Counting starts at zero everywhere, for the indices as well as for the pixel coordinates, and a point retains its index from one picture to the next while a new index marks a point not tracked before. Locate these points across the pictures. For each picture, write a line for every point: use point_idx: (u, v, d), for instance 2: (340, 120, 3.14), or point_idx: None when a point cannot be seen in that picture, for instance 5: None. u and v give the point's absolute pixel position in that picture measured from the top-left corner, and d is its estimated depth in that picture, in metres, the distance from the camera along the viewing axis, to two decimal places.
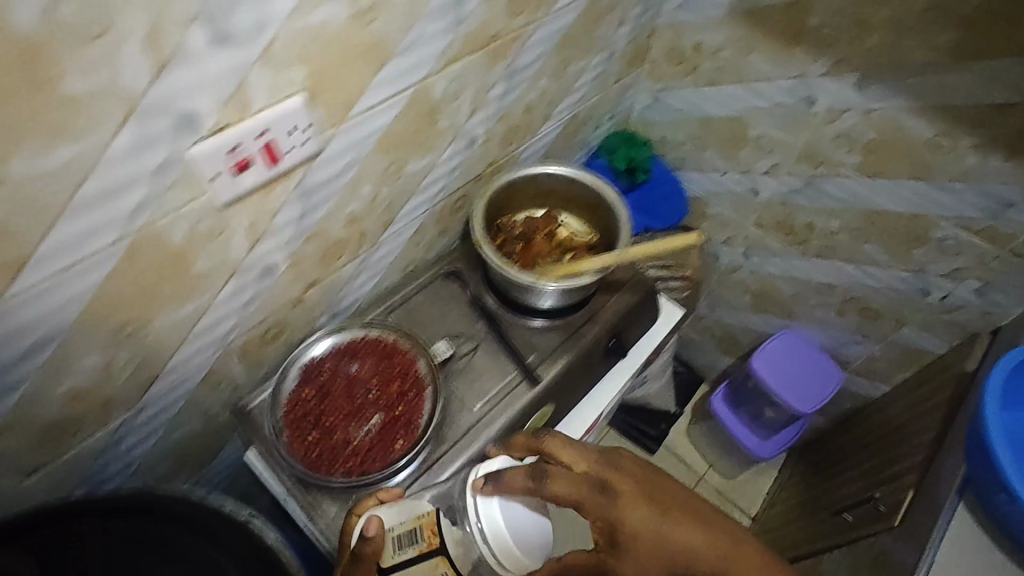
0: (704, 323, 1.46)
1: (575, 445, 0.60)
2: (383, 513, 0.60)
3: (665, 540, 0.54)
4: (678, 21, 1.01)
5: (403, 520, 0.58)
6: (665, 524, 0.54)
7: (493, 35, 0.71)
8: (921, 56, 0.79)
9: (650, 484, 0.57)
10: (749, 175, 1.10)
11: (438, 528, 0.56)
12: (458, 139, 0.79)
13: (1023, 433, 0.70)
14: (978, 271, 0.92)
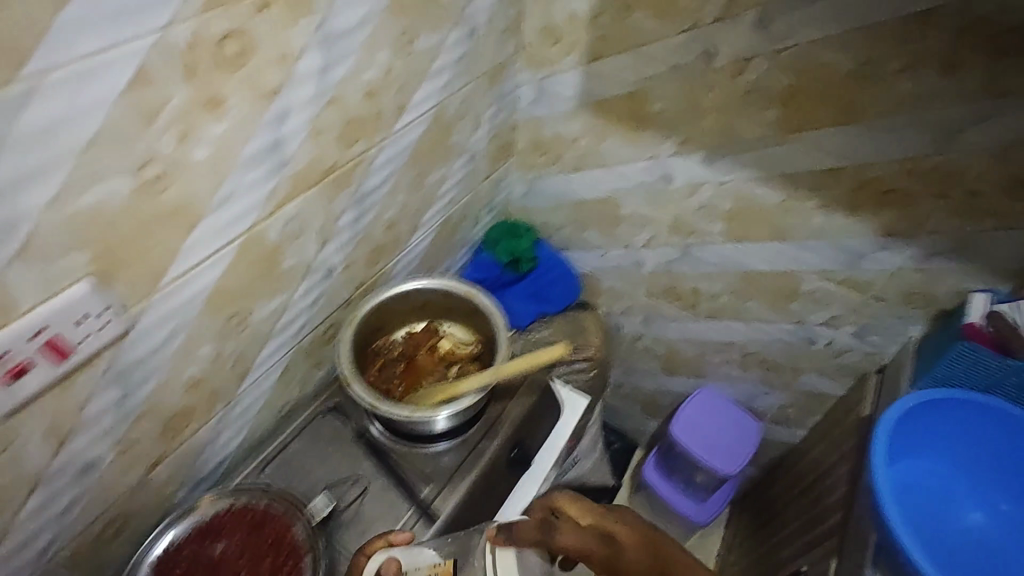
0: (624, 391, 1.44)
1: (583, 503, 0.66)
2: (397, 556, 0.66)
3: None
4: (534, 116, 1.03)
5: (420, 568, 0.63)
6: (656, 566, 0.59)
7: (328, 168, 0.68)
8: (752, 132, 0.83)
9: (649, 542, 0.62)
10: (630, 248, 1.12)
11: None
12: (313, 271, 0.75)
13: (905, 486, 0.72)
14: (852, 317, 0.95)
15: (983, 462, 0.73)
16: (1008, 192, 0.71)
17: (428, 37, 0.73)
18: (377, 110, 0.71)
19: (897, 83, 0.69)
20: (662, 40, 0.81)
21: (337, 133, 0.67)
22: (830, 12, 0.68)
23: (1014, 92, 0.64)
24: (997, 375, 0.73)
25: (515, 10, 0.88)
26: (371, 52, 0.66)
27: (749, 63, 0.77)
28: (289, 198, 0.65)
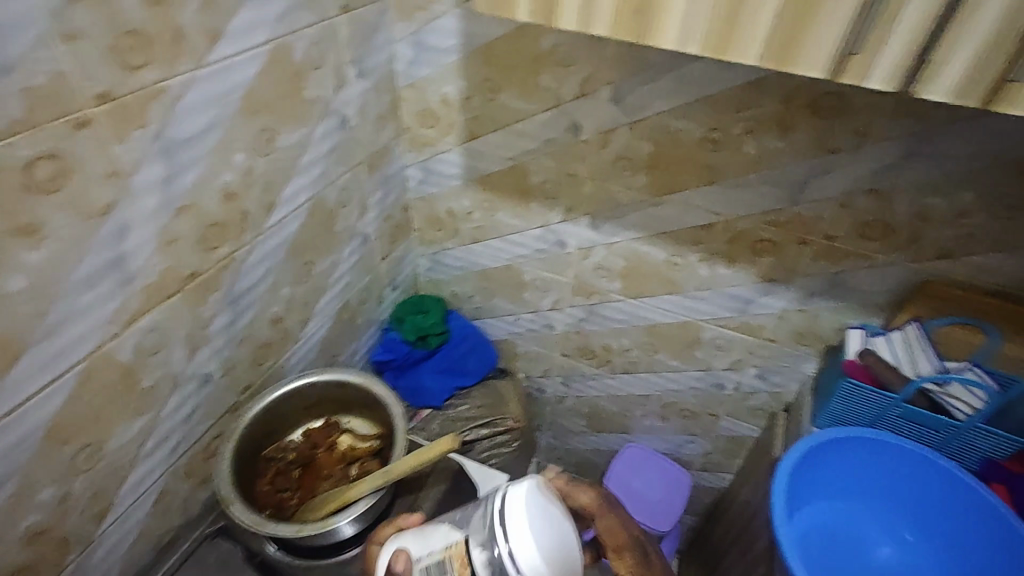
0: (557, 454, 1.41)
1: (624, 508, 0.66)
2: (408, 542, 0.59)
3: None
4: (425, 194, 1.03)
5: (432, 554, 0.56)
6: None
7: (188, 275, 0.64)
8: (629, 197, 0.86)
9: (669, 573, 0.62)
10: (539, 313, 1.12)
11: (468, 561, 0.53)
12: (183, 385, 0.70)
13: (810, 533, 0.72)
14: (752, 360, 0.97)
15: (886, 496, 0.74)
16: (862, 237, 0.75)
17: (290, 133, 0.72)
18: (242, 210, 0.69)
19: (745, 143, 0.74)
20: (531, 116, 0.84)
21: (195, 239, 0.64)
22: (674, 85, 0.73)
23: (843, 147, 0.69)
24: (880, 408, 0.75)
25: (390, 97, 0.89)
26: (224, 155, 0.64)
27: (614, 133, 0.80)
28: (144, 311, 0.61)
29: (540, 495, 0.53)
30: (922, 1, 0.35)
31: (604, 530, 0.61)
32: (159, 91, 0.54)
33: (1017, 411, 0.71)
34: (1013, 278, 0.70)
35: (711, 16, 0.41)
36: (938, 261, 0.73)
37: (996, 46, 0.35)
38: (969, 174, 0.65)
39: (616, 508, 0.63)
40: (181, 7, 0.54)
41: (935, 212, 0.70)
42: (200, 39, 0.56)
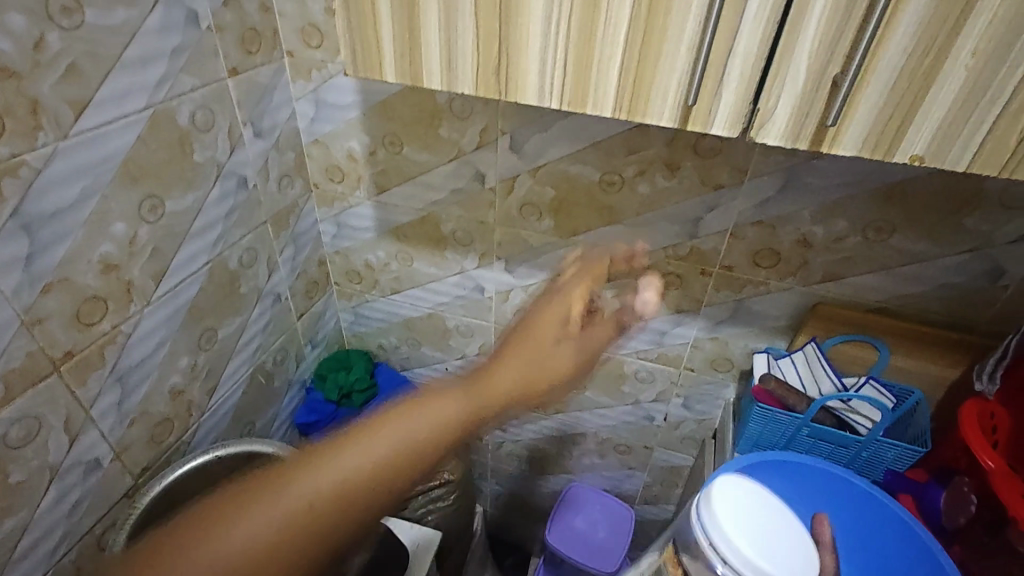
0: (502, 502, 1.36)
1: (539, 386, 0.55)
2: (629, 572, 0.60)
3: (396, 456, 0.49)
4: (341, 248, 1.02)
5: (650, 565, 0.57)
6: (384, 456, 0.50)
7: (62, 354, 0.60)
8: (538, 239, 0.87)
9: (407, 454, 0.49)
10: (467, 359, 1.11)
11: (681, 557, 0.54)
12: (64, 474, 0.64)
13: None
14: (675, 390, 0.99)
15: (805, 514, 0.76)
16: (755, 265, 0.79)
17: (179, 198, 0.69)
18: (125, 281, 0.65)
19: (638, 184, 0.77)
20: (435, 168, 0.85)
21: (70, 316, 0.60)
22: (567, 133, 0.76)
23: (726, 183, 0.73)
24: (791, 430, 0.76)
25: (294, 154, 0.88)
26: (100, 225, 0.61)
27: (517, 180, 0.82)
28: (10, 399, 0.56)
29: (734, 496, 0.53)
30: (744, 52, 0.38)
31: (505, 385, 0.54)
32: (16, 165, 0.51)
33: (915, 421, 0.75)
34: (890, 294, 0.75)
35: (564, 73, 0.43)
36: (825, 283, 0.77)
37: (811, 94, 0.38)
38: (839, 201, 0.70)
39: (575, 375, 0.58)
40: (37, 79, 0.52)
41: (815, 238, 0.74)
42: (63, 110, 0.54)
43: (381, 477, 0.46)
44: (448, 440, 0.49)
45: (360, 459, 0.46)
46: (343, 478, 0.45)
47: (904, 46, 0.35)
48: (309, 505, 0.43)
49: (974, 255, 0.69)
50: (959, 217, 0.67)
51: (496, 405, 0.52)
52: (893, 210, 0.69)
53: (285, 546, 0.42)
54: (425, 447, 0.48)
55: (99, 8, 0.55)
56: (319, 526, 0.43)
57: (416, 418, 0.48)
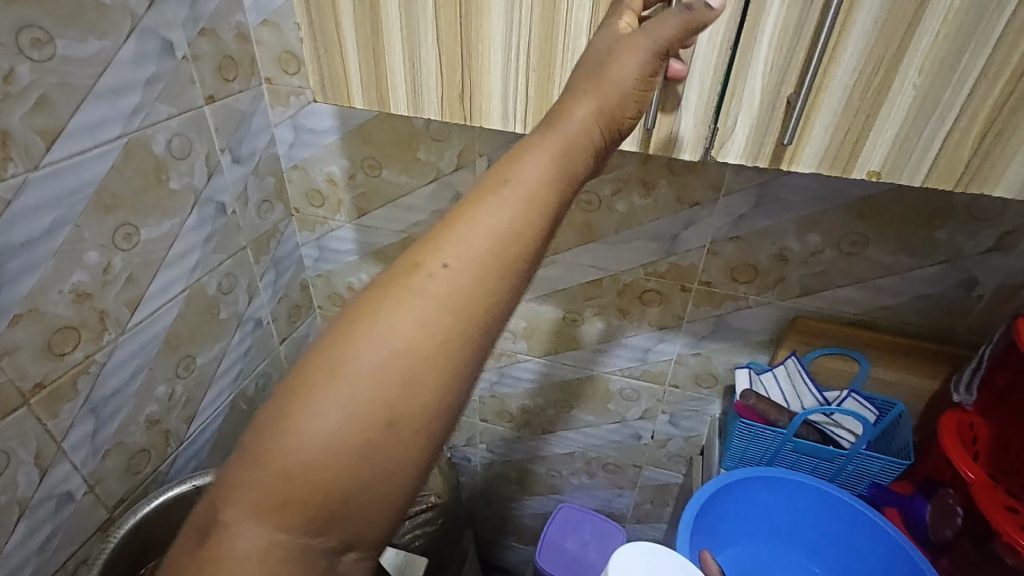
0: (493, 524, 1.34)
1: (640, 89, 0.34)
2: None
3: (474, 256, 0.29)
4: (323, 271, 1.02)
5: None
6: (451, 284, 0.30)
7: (33, 386, 0.59)
8: None
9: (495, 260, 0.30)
10: None
11: None
12: (34, 508, 0.63)
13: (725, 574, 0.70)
14: (661, 407, 0.98)
15: (793, 532, 0.75)
16: (733, 280, 0.79)
17: (155, 225, 0.69)
18: (99, 310, 0.65)
19: (616, 202, 0.78)
20: (415, 190, 0.86)
21: (40, 347, 0.59)
22: None
23: (701, 200, 0.74)
24: (775, 445, 0.76)
25: (274, 180, 0.89)
26: (73, 255, 0.60)
27: None
28: None
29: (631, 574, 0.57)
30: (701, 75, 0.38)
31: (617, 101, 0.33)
32: None
33: (899, 434, 0.75)
34: (868, 306, 0.76)
35: (526, 99, 0.45)
36: (802, 297, 0.78)
37: (766, 114, 0.39)
38: (812, 216, 0.71)
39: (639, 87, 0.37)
40: (7, 111, 0.52)
41: (791, 252, 0.75)
42: (34, 141, 0.54)
43: (559, 172, 0.31)
44: (618, 116, 0.34)
45: (515, 190, 0.30)
46: (504, 220, 0.29)
47: (852, 67, 0.36)
48: (464, 242, 0.29)
49: (948, 266, 0.70)
50: (930, 229, 0.68)
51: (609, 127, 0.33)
52: (866, 224, 0.70)
53: (454, 298, 0.28)
54: (604, 131, 0.33)
55: (71, 40, 0.56)
56: (491, 265, 0.29)
57: (578, 105, 0.33)
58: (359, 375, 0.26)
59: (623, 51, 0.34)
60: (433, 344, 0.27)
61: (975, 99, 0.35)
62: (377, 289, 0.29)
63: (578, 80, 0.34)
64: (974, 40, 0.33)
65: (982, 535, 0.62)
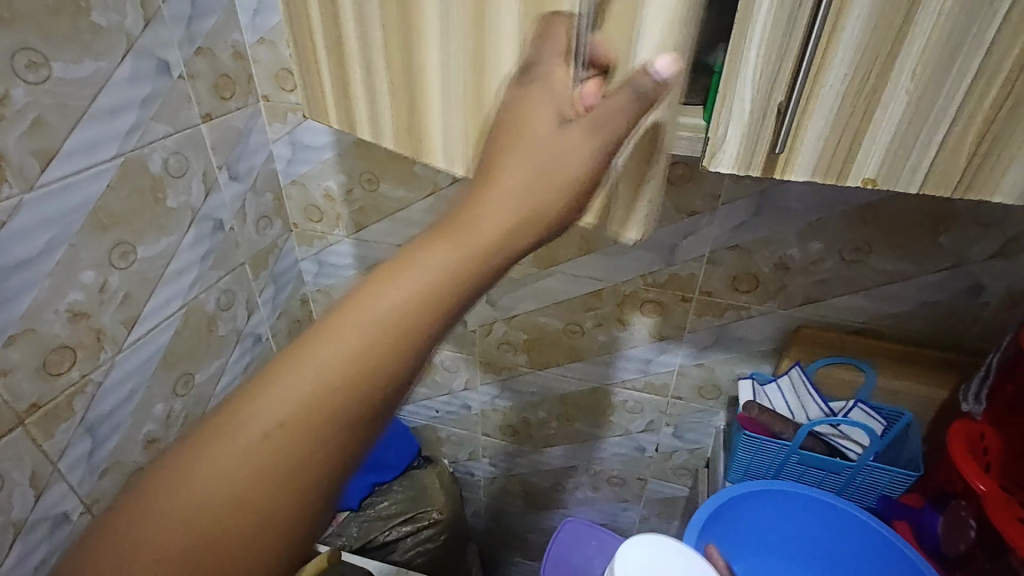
0: (498, 539, 1.32)
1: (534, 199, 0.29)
2: None
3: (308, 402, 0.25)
4: (323, 286, 1.01)
5: None
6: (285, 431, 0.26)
7: (29, 407, 0.59)
8: (517, 270, 0.87)
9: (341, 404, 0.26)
10: (454, 394, 1.08)
11: None
12: (30, 531, 0.62)
13: None
14: (665, 419, 0.97)
15: (810, 546, 0.73)
16: (734, 289, 0.78)
17: (152, 243, 0.69)
18: (96, 329, 0.65)
19: None
20: (413, 204, 0.86)
21: (36, 366, 0.59)
22: None
23: (699, 209, 0.74)
24: (781, 457, 0.74)
25: (272, 196, 0.89)
26: (69, 274, 0.61)
27: None
28: None
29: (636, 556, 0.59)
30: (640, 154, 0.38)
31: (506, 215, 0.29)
32: None
33: (909, 444, 0.73)
34: (872, 314, 0.75)
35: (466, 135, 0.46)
36: (804, 306, 0.76)
37: (757, 123, 0.38)
38: (813, 224, 0.70)
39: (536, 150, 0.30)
40: (3, 132, 0.52)
41: (792, 260, 0.74)
42: (29, 161, 0.55)
43: (439, 304, 0.27)
44: (528, 225, 0.29)
45: (366, 333, 0.25)
46: (344, 368, 0.25)
47: (843, 73, 0.35)
48: (312, 384, 0.25)
49: (952, 272, 0.69)
50: (933, 235, 0.67)
51: (489, 243, 0.28)
52: (867, 231, 0.69)
53: (289, 451, 0.25)
54: (503, 251, 0.29)
55: (66, 61, 0.56)
56: (337, 418, 0.25)
57: (484, 212, 0.29)
58: (161, 542, 0.24)
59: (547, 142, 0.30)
60: (252, 522, 0.24)
61: (969, 104, 0.34)
62: (217, 415, 0.26)
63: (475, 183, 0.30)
64: (966, 45, 0.33)
65: (994, 548, 0.60)
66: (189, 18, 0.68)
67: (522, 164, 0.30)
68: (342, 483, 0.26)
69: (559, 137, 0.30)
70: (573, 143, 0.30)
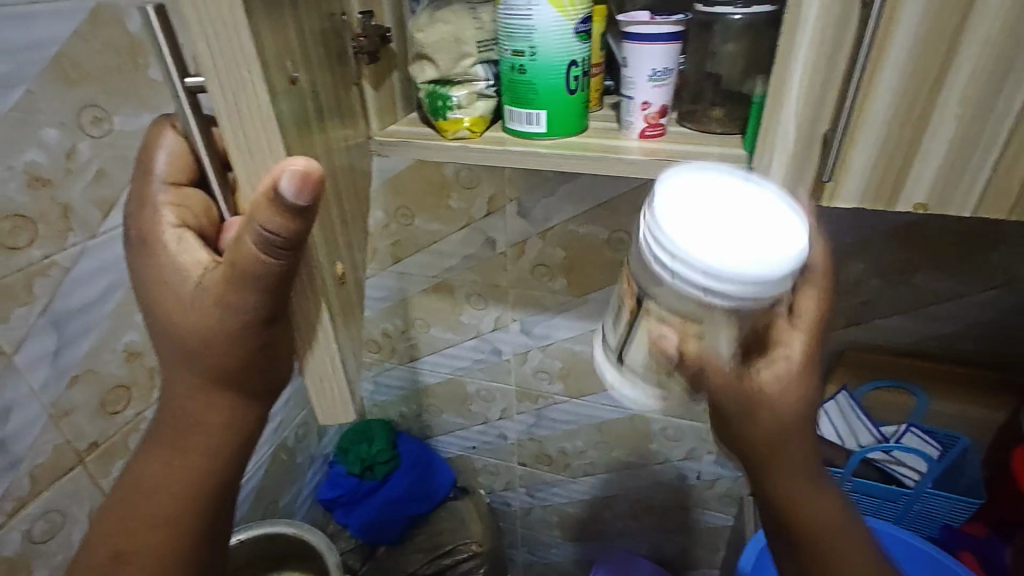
0: (536, 571, 1.29)
1: (229, 323, 0.35)
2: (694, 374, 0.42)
3: (148, 487, 0.42)
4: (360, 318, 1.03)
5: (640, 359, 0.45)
6: (142, 488, 0.42)
7: (88, 445, 0.62)
8: (553, 299, 0.87)
9: (176, 464, 0.41)
10: (489, 424, 1.08)
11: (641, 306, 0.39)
12: None
13: None
14: (706, 446, 0.94)
15: None
16: None
17: None
18: (149, 367, 0.66)
19: None
20: (447, 236, 0.86)
21: (95, 406, 0.62)
22: (571, 196, 0.77)
23: None
24: None
25: None
26: (127, 317, 0.63)
27: (527, 244, 0.83)
28: (34, 495, 0.58)
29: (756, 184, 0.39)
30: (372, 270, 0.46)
31: (211, 342, 0.36)
32: (47, 266, 0.55)
33: (967, 469, 0.70)
34: (920, 335, 0.73)
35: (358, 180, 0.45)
36: (848, 328, 0.75)
37: (801, 154, 0.38)
38: (854, 245, 0.69)
39: (230, 275, 0.33)
40: (69, 186, 0.55)
41: (834, 282, 0.72)
42: (91, 212, 0.58)
43: (210, 432, 0.41)
44: (231, 402, 0.41)
45: (174, 443, 0.41)
46: (166, 467, 0.42)
47: (888, 102, 0.35)
48: (129, 514, 0.42)
49: (1004, 291, 0.67)
50: (982, 253, 0.65)
51: (209, 360, 0.37)
52: (911, 250, 0.67)
53: (144, 516, 0.42)
54: (229, 369, 0.38)
55: (125, 115, 0.59)
56: (176, 498, 0.42)
57: (178, 402, 0.40)
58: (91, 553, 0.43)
59: (206, 279, 0.35)
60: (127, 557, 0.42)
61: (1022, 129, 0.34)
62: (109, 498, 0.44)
63: (171, 320, 0.37)
64: (1015, 69, 0.33)
65: None
66: None
67: (180, 346, 0.37)
68: (197, 522, 0.43)
69: (197, 311, 0.36)
70: (207, 319, 0.36)
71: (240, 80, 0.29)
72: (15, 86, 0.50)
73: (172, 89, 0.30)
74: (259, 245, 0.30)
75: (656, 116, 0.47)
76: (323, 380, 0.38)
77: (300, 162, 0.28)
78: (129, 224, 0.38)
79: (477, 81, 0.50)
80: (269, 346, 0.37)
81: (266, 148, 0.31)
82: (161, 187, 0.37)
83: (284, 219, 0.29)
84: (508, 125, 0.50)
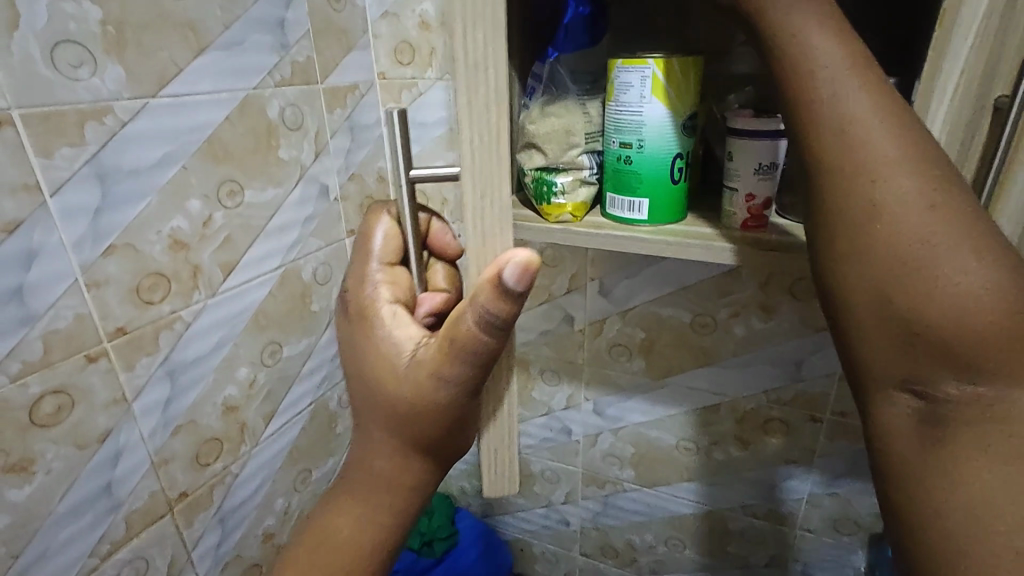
0: None
1: (440, 391, 0.37)
2: None
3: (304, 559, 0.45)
4: None
5: None
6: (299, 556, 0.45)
7: (180, 493, 0.64)
8: (628, 380, 0.86)
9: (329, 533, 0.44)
10: (552, 507, 1.04)
11: None
12: None
13: None
14: (792, 554, 0.86)
15: None
16: None
17: (295, 343, 0.77)
18: (241, 422, 0.71)
19: (733, 326, 0.76)
20: (526, 311, 0.88)
21: (191, 457, 0.65)
22: (654, 278, 0.78)
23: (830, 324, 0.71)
24: None
25: None
26: (228, 371, 0.68)
27: (606, 323, 0.83)
28: (128, 539, 0.60)
29: None
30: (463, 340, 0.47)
31: (422, 408, 0.38)
32: (172, 320, 0.60)
33: None
34: None
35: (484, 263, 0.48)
36: None
37: None
38: None
39: (445, 344, 0.36)
40: (200, 249, 0.61)
41: None
42: (216, 273, 0.63)
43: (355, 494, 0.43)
44: None
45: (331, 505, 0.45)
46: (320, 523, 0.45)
47: None
48: None
49: None
50: None
51: (415, 425, 0.39)
52: None
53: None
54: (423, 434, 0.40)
55: (255, 189, 0.66)
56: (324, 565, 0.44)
57: None
58: None
59: (425, 351, 0.38)
60: None
61: None
62: None
63: (383, 385, 0.39)
64: None
65: None
66: (348, 151, 0.80)
67: (387, 412, 0.40)
68: None
69: (409, 381, 0.38)
70: (418, 390, 0.38)
71: (493, 171, 0.33)
72: (174, 162, 0.57)
73: (398, 177, 0.34)
74: (479, 317, 0.33)
75: (759, 208, 0.47)
76: (498, 451, 0.40)
77: (521, 252, 0.32)
78: (349, 297, 0.42)
79: (582, 169, 0.53)
80: (465, 417, 0.39)
81: (499, 236, 0.34)
82: (377, 267, 0.41)
83: (508, 295, 0.32)
84: (608, 211, 0.52)
